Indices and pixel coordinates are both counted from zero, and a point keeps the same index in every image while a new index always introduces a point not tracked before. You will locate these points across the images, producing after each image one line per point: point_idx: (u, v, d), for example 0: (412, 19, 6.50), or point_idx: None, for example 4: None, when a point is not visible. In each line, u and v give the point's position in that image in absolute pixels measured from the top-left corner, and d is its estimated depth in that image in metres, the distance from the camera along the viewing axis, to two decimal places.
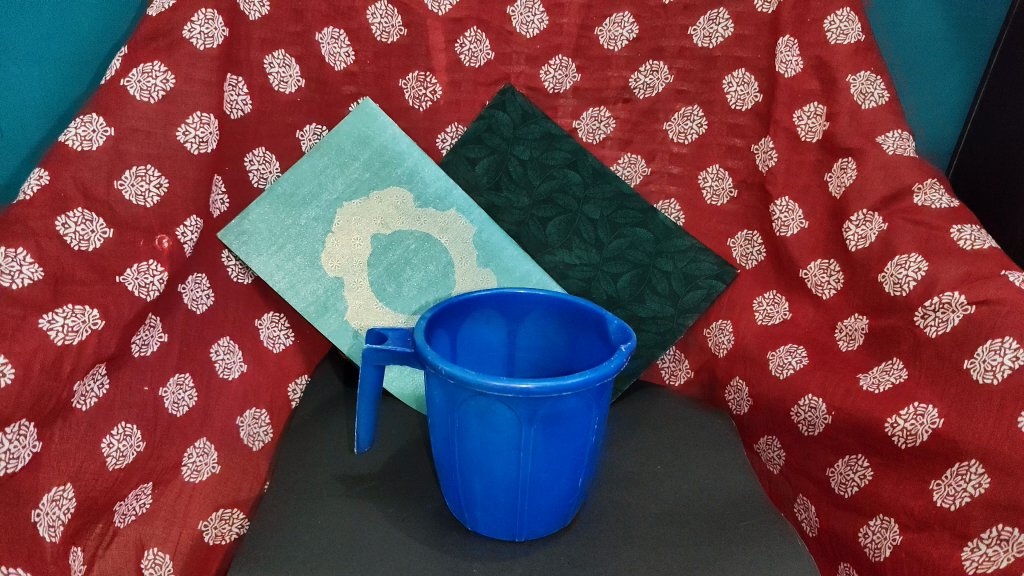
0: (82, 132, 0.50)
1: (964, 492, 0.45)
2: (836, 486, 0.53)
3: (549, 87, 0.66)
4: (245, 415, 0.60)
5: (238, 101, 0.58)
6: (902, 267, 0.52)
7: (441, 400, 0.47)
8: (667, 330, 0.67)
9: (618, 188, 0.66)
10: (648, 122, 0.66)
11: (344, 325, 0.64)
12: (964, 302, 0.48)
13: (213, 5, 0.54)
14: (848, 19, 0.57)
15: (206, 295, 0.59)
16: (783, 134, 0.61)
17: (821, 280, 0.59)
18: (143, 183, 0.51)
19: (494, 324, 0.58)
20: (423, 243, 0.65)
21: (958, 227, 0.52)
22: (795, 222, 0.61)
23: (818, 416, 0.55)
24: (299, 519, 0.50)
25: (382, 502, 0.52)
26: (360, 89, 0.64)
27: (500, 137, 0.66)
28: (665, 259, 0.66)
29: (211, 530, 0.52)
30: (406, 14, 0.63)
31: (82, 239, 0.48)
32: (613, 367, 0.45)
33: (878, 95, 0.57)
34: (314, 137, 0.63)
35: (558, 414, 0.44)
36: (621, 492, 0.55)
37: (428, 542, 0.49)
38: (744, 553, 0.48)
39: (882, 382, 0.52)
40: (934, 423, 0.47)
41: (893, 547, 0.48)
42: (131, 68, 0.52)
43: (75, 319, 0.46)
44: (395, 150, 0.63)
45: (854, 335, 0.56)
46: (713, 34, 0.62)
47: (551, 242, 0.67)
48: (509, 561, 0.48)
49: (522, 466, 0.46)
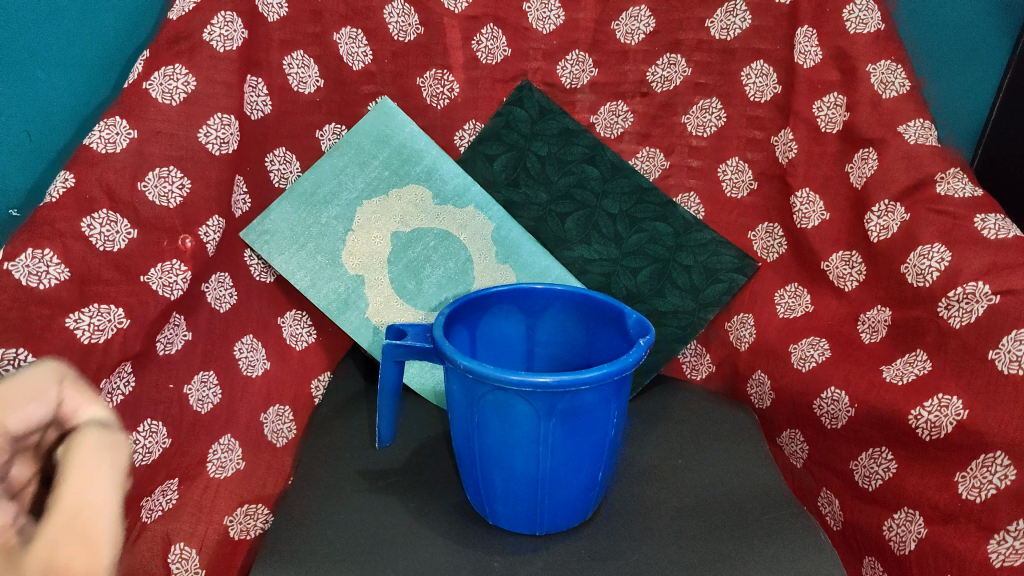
0: (105, 135, 0.50)
1: (990, 484, 0.44)
2: (860, 479, 0.53)
3: (566, 82, 0.66)
4: (269, 411, 0.61)
5: (258, 102, 0.59)
6: (926, 257, 0.52)
7: (460, 394, 0.47)
8: (688, 324, 0.66)
9: (637, 182, 0.65)
10: (667, 116, 0.65)
11: (365, 322, 0.64)
12: (988, 292, 0.47)
13: (233, 8, 0.55)
14: (867, 8, 0.57)
15: (229, 293, 0.60)
16: (803, 125, 0.60)
17: (843, 272, 0.59)
18: (166, 184, 0.52)
19: (513, 320, 0.58)
20: (442, 240, 0.65)
21: (982, 216, 0.51)
22: (816, 213, 0.60)
23: (841, 409, 0.55)
24: (323, 513, 0.51)
25: (403, 496, 0.53)
26: (378, 88, 0.65)
27: (518, 133, 0.66)
28: (685, 253, 0.65)
29: (237, 525, 0.54)
30: (423, 12, 0.63)
31: (108, 240, 0.49)
32: (631, 361, 0.45)
33: (899, 85, 0.56)
34: (333, 136, 0.64)
35: (577, 407, 0.44)
36: (643, 486, 0.55)
37: (450, 536, 0.49)
38: (766, 547, 0.48)
39: (905, 374, 0.51)
40: (958, 415, 0.46)
41: (917, 540, 0.48)
42: (153, 71, 0.53)
43: (100, 318, 0.47)
44: (414, 148, 0.64)
45: (877, 327, 0.55)
46: (730, 26, 0.61)
47: (570, 237, 0.67)
48: (531, 554, 0.48)
49: (542, 460, 0.46)
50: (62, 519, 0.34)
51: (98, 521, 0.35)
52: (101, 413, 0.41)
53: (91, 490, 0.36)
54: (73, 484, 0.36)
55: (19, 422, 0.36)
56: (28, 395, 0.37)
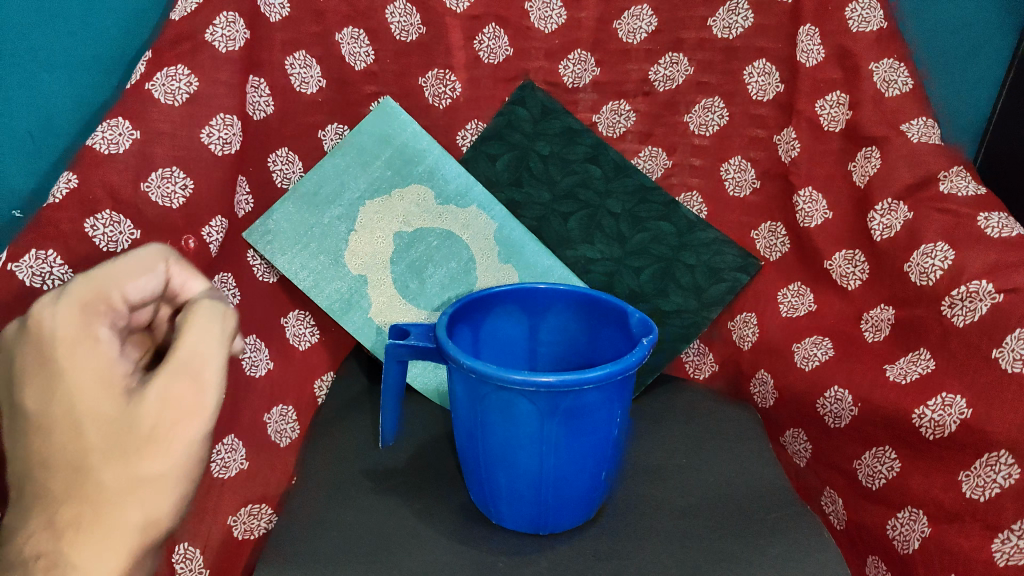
0: (109, 135, 0.50)
1: (993, 484, 0.44)
2: (864, 479, 0.53)
3: (569, 82, 0.66)
4: (273, 411, 0.60)
5: (260, 102, 0.58)
6: (929, 256, 0.52)
7: (463, 394, 0.47)
8: (691, 323, 0.66)
9: (640, 181, 0.66)
10: (669, 115, 0.65)
11: (368, 322, 0.64)
12: (992, 290, 0.47)
13: (235, 8, 0.55)
14: (870, 7, 0.57)
15: (232, 293, 0.58)
16: (806, 124, 0.60)
17: (845, 271, 0.59)
18: (169, 185, 0.52)
19: (516, 319, 0.58)
20: (444, 240, 0.65)
21: (985, 215, 0.51)
22: (819, 212, 0.60)
23: (844, 408, 0.55)
24: (327, 514, 0.51)
25: (406, 495, 0.53)
26: (380, 88, 0.64)
27: (520, 133, 0.66)
28: (688, 253, 0.65)
29: (241, 525, 0.54)
30: (425, 12, 0.63)
31: (111, 241, 0.49)
32: (634, 360, 0.45)
33: (902, 83, 0.56)
34: (336, 136, 0.64)
35: (581, 407, 0.44)
36: (647, 485, 0.55)
37: (454, 536, 0.49)
38: (770, 547, 0.48)
39: (909, 373, 0.51)
40: (962, 414, 0.46)
41: (922, 539, 0.48)
42: (156, 72, 0.53)
43: None
44: (416, 148, 0.64)
45: (881, 326, 0.55)
46: (733, 25, 0.61)
47: (573, 237, 0.67)
48: (535, 554, 0.48)
49: (545, 460, 0.46)
50: (174, 364, 0.38)
51: (206, 365, 0.39)
52: (203, 288, 0.45)
53: (201, 343, 0.39)
54: (187, 336, 0.39)
55: (135, 291, 0.40)
56: (140, 268, 0.41)
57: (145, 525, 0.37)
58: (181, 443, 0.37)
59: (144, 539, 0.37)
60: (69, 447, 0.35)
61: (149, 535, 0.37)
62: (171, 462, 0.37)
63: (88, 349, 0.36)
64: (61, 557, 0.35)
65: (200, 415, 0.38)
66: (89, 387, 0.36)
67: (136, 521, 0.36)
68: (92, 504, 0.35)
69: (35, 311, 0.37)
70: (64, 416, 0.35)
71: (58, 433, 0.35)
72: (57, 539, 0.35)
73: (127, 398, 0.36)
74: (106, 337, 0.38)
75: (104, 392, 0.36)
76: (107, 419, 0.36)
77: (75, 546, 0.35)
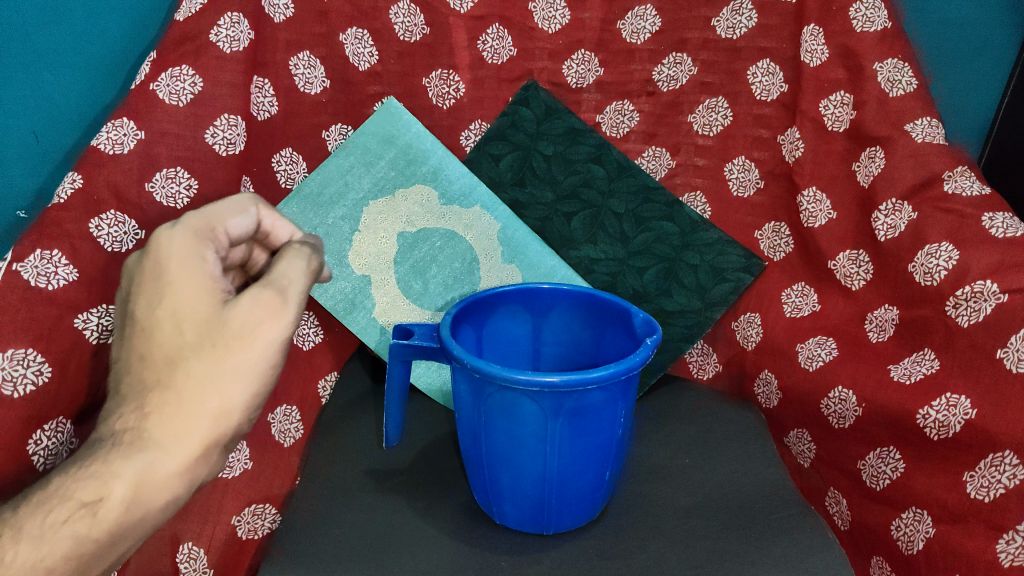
0: (113, 135, 0.51)
1: (998, 484, 0.44)
2: (867, 479, 0.53)
3: (572, 82, 0.66)
4: (277, 411, 0.60)
5: (264, 103, 0.59)
6: (933, 256, 0.52)
7: (466, 394, 0.47)
8: (695, 323, 0.66)
9: (644, 181, 0.66)
10: (672, 115, 0.65)
11: (371, 322, 0.65)
12: (997, 291, 0.47)
13: (239, 9, 0.55)
14: (874, 6, 0.56)
15: None
16: (809, 125, 0.60)
17: (849, 271, 0.58)
18: (173, 185, 0.52)
19: (520, 319, 0.58)
20: (448, 240, 0.65)
21: (990, 214, 0.51)
22: (823, 212, 0.60)
23: (848, 408, 0.54)
24: (330, 514, 0.51)
25: (410, 495, 0.53)
26: (384, 88, 0.64)
27: (524, 133, 0.67)
28: (692, 253, 0.65)
29: (244, 525, 0.54)
30: (428, 13, 0.63)
31: (116, 241, 0.49)
32: (638, 360, 0.45)
33: (906, 83, 0.56)
34: (339, 137, 0.64)
35: (585, 407, 0.44)
36: (651, 485, 0.55)
37: (457, 536, 0.49)
38: (774, 547, 0.47)
39: (913, 373, 0.51)
40: (966, 414, 0.46)
41: (925, 539, 0.48)
42: (160, 73, 0.53)
43: (109, 318, 0.47)
44: (420, 148, 0.64)
45: (885, 326, 0.55)
46: (737, 25, 0.61)
47: (576, 237, 0.67)
48: (538, 554, 0.48)
49: (549, 460, 0.46)
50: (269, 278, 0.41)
51: (291, 285, 0.41)
52: (291, 234, 0.49)
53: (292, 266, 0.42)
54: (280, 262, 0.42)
55: (235, 228, 0.44)
56: (239, 209, 0.45)
57: (224, 418, 0.38)
58: (265, 344, 0.39)
59: (220, 430, 0.38)
60: (167, 343, 0.38)
61: (223, 427, 0.38)
62: (252, 360, 0.39)
63: (195, 262, 0.40)
64: (146, 434, 0.37)
65: (285, 320, 0.40)
66: (189, 290, 0.39)
67: (216, 409, 0.38)
68: (178, 395, 0.37)
69: (156, 234, 0.41)
70: (166, 310, 0.38)
71: (158, 324, 0.38)
72: (144, 416, 0.37)
73: (222, 301, 0.39)
74: (212, 258, 0.41)
75: (202, 293, 0.39)
76: (202, 317, 0.38)
77: (159, 423, 0.37)
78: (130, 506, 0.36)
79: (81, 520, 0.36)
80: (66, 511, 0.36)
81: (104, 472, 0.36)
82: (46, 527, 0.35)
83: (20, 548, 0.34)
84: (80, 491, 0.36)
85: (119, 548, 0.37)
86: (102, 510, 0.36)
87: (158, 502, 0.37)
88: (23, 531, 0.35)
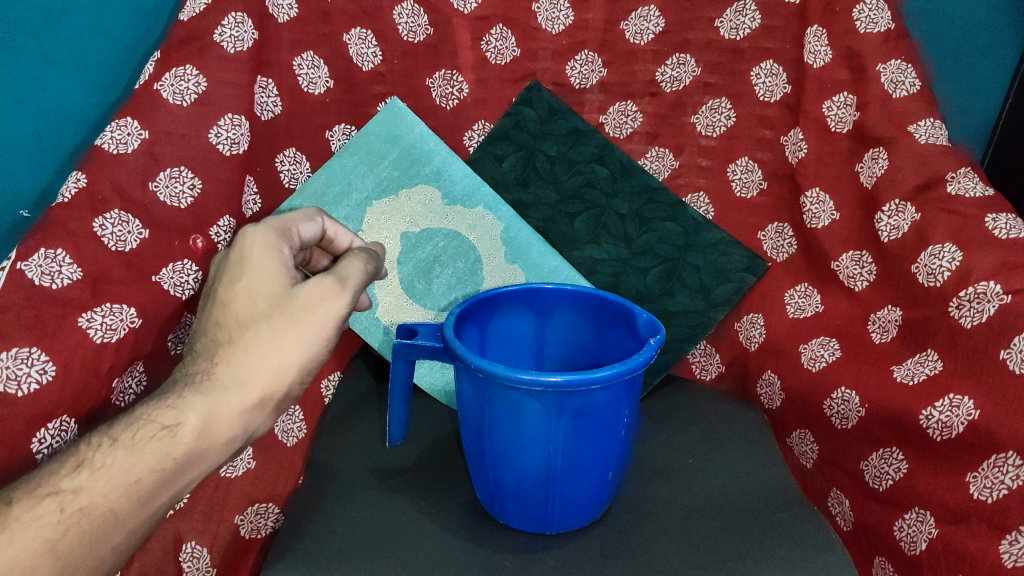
0: (117, 135, 0.51)
1: (1001, 485, 0.44)
2: (870, 480, 0.53)
3: (576, 82, 0.66)
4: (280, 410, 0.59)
5: (268, 103, 0.58)
6: (936, 257, 0.52)
7: (470, 393, 0.47)
8: (697, 324, 0.66)
9: (646, 182, 0.66)
10: (676, 115, 0.65)
11: (375, 322, 0.65)
12: (999, 292, 0.47)
13: (242, 9, 0.54)
14: (878, 7, 0.56)
15: None
16: (813, 125, 0.60)
17: (853, 272, 0.59)
18: (177, 184, 0.52)
19: (523, 319, 0.58)
20: (451, 240, 0.66)
21: (993, 216, 0.51)
22: (826, 212, 0.60)
23: (852, 409, 0.55)
24: (334, 513, 0.51)
25: (414, 495, 0.53)
26: (388, 89, 0.65)
27: (527, 133, 0.67)
28: (695, 253, 0.65)
29: (248, 524, 0.54)
30: (432, 14, 0.64)
31: (119, 240, 0.49)
32: (642, 360, 0.45)
33: (910, 84, 0.56)
34: (343, 137, 0.64)
35: (588, 407, 0.44)
36: (654, 485, 0.55)
37: (462, 535, 0.49)
38: (777, 547, 0.47)
39: (916, 374, 0.51)
40: (969, 415, 0.46)
41: (928, 540, 0.48)
42: (164, 73, 0.53)
43: (112, 317, 0.47)
44: (424, 148, 0.64)
45: (888, 326, 0.55)
46: (740, 26, 0.61)
47: (579, 237, 0.67)
48: (542, 554, 0.48)
49: (552, 460, 0.46)
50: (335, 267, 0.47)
51: (353, 276, 0.46)
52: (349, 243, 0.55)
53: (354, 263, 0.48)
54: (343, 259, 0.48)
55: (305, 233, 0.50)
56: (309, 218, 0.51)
57: (281, 376, 0.43)
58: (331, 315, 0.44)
59: (275, 387, 0.43)
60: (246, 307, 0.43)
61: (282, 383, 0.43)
62: (311, 331, 0.43)
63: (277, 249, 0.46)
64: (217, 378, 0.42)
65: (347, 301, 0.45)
66: (270, 268, 0.44)
67: (275, 367, 0.42)
68: (249, 348, 0.42)
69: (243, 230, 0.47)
70: (244, 285, 0.44)
71: (235, 296, 0.43)
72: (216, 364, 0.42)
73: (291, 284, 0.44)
74: (287, 253, 0.47)
75: (281, 271, 0.44)
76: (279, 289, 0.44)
77: (230, 369, 0.42)
78: (199, 436, 0.40)
79: (160, 440, 0.39)
80: (150, 431, 0.40)
81: (179, 403, 0.41)
82: (136, 440, 0.39)
83: (113, 456, 0.39)
84: (162, 416, 0.40)
85: (188, 477, 0.41)
86: (180, 433, 0.40)
87: (223, 436, 0.42)
88: (118, 439, 0.39)
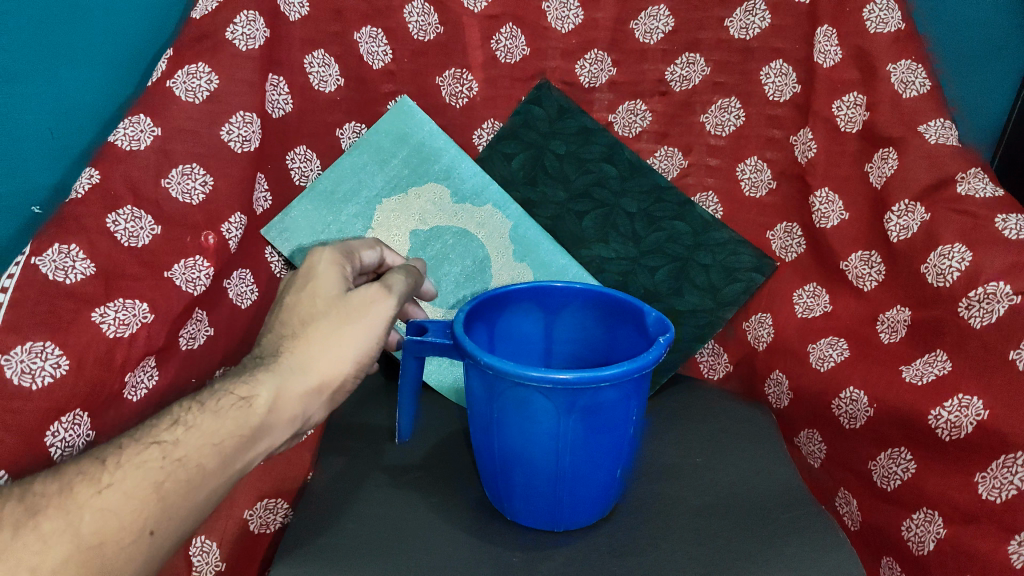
0: (130, 132, 0.51)
1: (1010, 485, 0.45)
2: (879, 479, 0.53)
3: (585, 81, 0.66)
4: None
5: (279, 101, 0.59)
6: (946, 258, 0.51)
7: (480, 390, 0.47)
8: (707, 322, 0.66)
9: (655, 181, 0.66)
10: (685, 115, 0.66)
11: None
12: (1009, 293, 0.47)
13: (255, 7, 0.55)
14: (888, 7, 0.56)
15: (251, 289, 0.59)
16: (822, 125, 0.60)
17: (862, 272, 0.58)
18: (189, 181, 0.53)
19: (532, 316, 0.58)
20: (460, 239, 0.66)
21: (1003, 216, 0.50)
22: (836, 213, 0.60)
23: (860, 409, 0.55)
24: (343, 508, 0.51)
25: (423, 492, 0.53)
26: (398, 87, 0.65)
27: (537, 132, 0.67)
28: (704, 252, 0.65)
29: (257, 519, 0.55)
30: (442, 12, 0.64)
31: (132, 235, 0.49)
32: (651, 358, 0.45)
33: (920, 84, 0.56)
34: (353, 135, 0.64)
35: (597, 405, 0.44)
36: (663, 484, 0.55)
37: (471, 531, 0.49)
38: (786, 546, 0.47)
39: (925, 374, 0.51)
40: (979, 415, 0.46)
41: (937, 540, 0.48)
42: (177, 70, 0.53)
43: (125, 312, 0.47)
44: (432, 147, 0.64)
45: (897, 327, 0.55)
46: (750, 25, 0.61)
47: (587, 236, 0.67)
48: (551, 551, 0.48)
49: (562, 457, 0.46)
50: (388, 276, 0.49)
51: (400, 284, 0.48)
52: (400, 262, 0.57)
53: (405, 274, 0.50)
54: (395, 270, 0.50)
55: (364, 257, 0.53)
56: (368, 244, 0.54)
57: (343, 362, 0.44)
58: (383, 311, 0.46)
59: (335, 374, 0.44)
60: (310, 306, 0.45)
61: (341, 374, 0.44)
62: (369, 324, 0.45)
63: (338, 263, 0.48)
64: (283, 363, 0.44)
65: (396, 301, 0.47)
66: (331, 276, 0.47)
67: (336, 355, 0.44)
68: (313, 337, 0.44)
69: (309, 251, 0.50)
70: (308, 286, 0.46)
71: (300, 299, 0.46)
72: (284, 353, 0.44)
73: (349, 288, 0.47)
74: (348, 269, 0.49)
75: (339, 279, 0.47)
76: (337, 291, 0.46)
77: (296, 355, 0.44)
78: (271, 410, 0.42)
79: (240, 408, 0.41)
80: (229, 401, 0.41)
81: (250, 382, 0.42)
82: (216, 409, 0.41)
83: (201, 418, 0.41)
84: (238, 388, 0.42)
85: (258, 449, 0.42)
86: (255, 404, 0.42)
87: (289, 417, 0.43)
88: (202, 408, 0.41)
